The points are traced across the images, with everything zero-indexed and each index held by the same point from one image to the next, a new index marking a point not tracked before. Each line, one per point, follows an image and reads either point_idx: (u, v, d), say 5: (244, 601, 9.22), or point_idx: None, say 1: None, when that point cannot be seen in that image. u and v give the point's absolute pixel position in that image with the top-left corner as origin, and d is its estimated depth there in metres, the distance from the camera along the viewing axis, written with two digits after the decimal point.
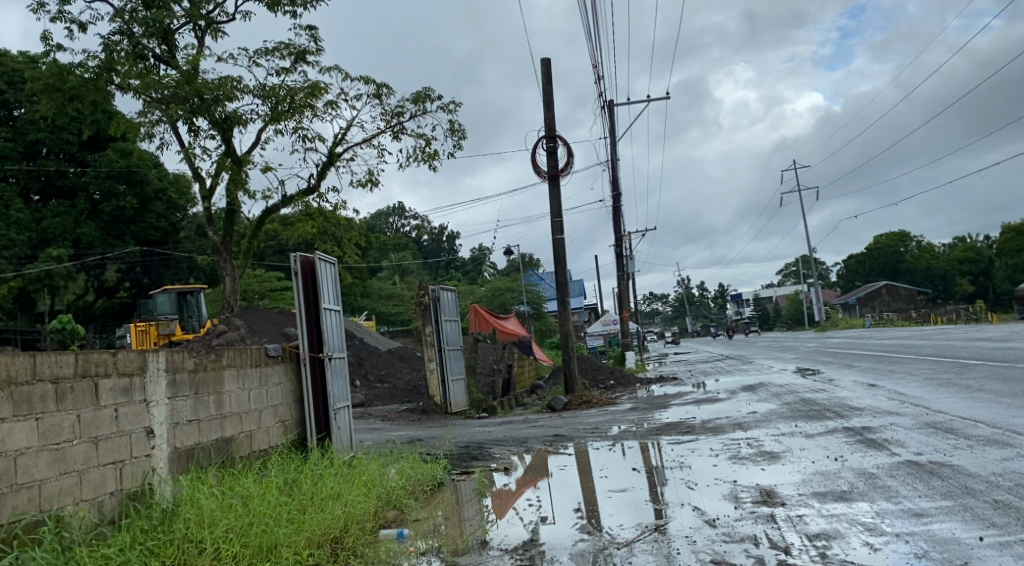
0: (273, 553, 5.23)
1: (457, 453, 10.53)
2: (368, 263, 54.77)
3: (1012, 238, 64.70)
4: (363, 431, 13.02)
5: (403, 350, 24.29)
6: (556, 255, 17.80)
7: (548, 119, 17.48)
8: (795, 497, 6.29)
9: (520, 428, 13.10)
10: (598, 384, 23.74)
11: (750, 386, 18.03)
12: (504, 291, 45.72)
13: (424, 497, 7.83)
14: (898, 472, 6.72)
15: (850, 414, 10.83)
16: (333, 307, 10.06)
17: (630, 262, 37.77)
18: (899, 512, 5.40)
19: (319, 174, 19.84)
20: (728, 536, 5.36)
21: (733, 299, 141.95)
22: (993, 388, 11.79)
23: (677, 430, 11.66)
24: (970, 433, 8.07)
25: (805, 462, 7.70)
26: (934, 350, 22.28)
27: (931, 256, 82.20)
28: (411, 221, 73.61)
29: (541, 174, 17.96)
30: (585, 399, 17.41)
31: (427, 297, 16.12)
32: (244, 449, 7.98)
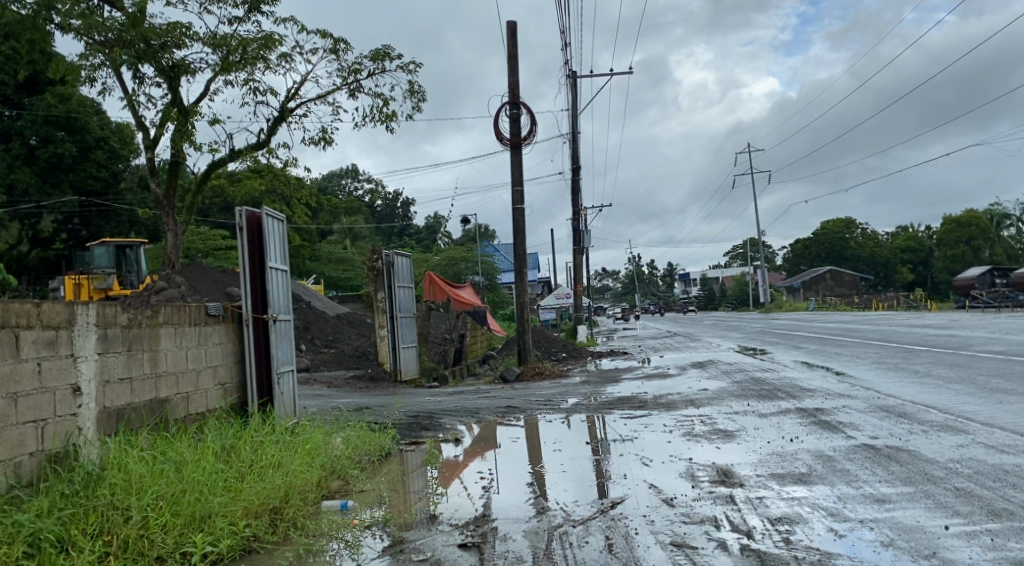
0: (207, 524, 4.87)
1: (406, 422, 10.19)
2: (318, 225, 53.62)
3: (951, 230, 66.63)
4: (306, 397, 12.57)
5: (352, 315, 23.72)
6: (515, 225, 17.46)
7: (512, 85, 17.02)
8: (754, 478, 6.12)
9: (471, 399, 12.83)
10: (549, 356, 23.66)
11: (701, 363, 18.08)
12: (458, 261, 45.14)
13: (370, 467, 7.52)
14: (855, 455, 6.62)
15: (801, 395, 10.82)
16: (280, 267, 9.60)
17: (586, 236, 37.69)
18: (860, 497, 5.27)
19: (270, 129, 19.15)
20: (686, 517, 5.16)
21: (682, 279, 143.61)
22: (939, 374, 11.91)
23: (629, 404, 11.53)
24: (923, 419, 8.06)
25: (760, 442, 7.59)
26: (878, 335, 22.78)
27: (875, 244, 84.23)
28: (364, 185, 72.34)
29: (503, 141, 17.54)
30: (537, 370, 17.23)
31: (380, 262, 15.60)
32: (179, 411, 7.53)
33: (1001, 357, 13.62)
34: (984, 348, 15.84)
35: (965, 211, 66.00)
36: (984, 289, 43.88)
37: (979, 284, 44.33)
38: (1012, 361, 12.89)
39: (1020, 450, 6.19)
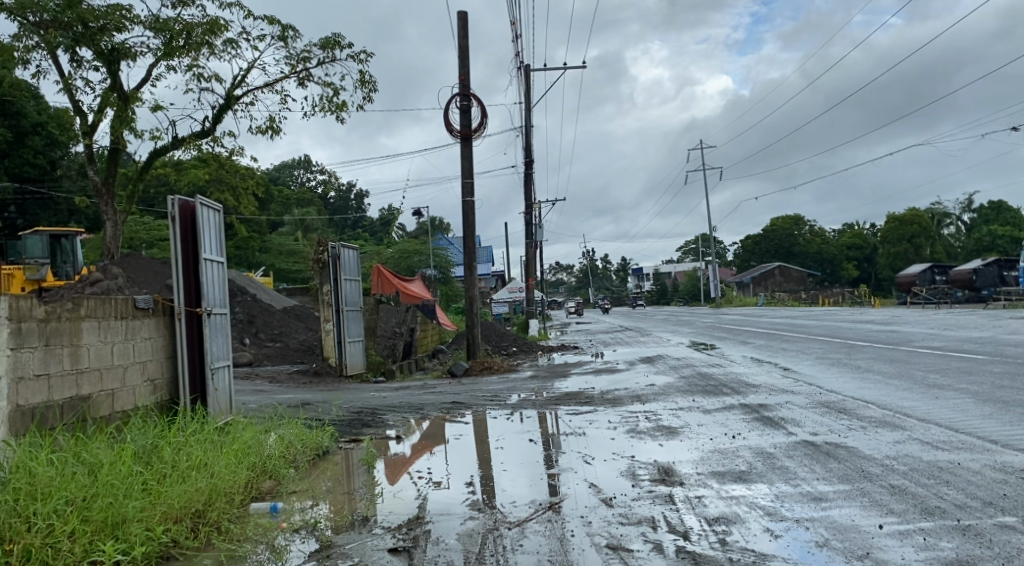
0: (121, 529, 4.61)
1: (347, 419, 9.95)
2: (268, 216, 52.69)
3: (894, 228, 68.38)
4: (246, 393, 12.22)
5: (299, 308, 23.24)
6: (465, 218, 17.26)
7: (462, 76, 16.79)
8: (694, 476, 6.06)
9: (417, 395, 12.61)
10: (500, 350, 23.55)
11: (649, 357, 18.16)
12: (411, 254, 44.65)
13: (306, 467, 7.27)
14: (795, 452, 6.61)
15: (745, 391, 10.87)
16: (216, 258, 9.29)
17: (539, 231, 37.70)
18: (798, 496, 5.23)
19: (215, 117, 18.62)
20: (624, 518, 5.07)
21: (636, 273, 144.76)
22: (879, 370, 12.08)
23: (576, 399, 11.47)
24: (862, 414, 8.13)
25: (703, 439, 7.55)
26: (823, 330, 23.17)
27: (822, 241, 86.04)
28: (316, 176, 71.33)
29: (454, 133, 17.31)
30: (486, 365, 17.08)
31: (325, 254, 15.28)
32: (102, 409, 7.19)
33: (939, 353, 13.91)
34: (922, 344, 16.19)
35: (908, 209, 67.85)
36: (925, 286, 45.15)
37: (920, 281, 45.54)
38: (948, 356, 13.18)
39: (954, 446, 6.25)
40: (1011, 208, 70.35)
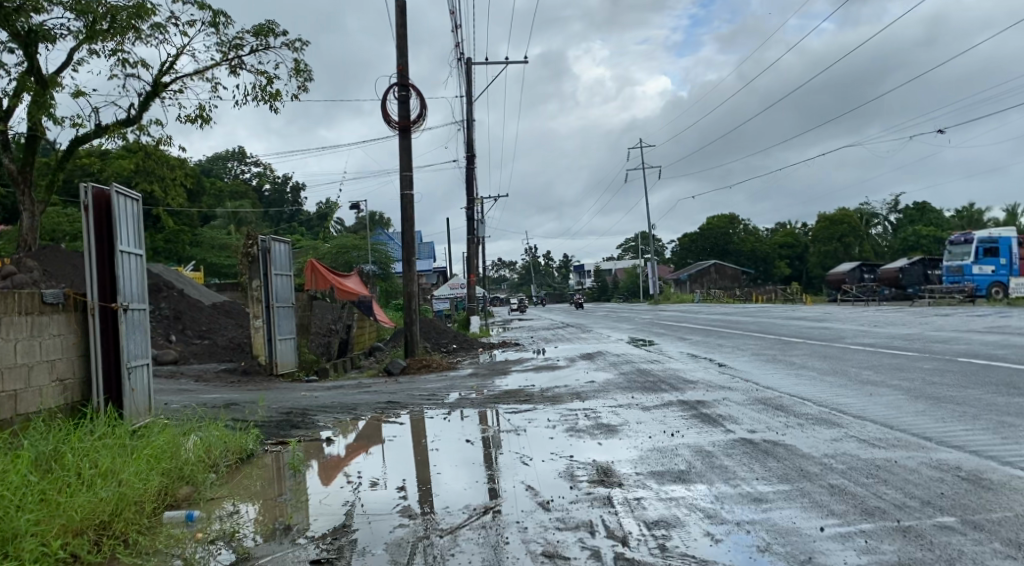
0: (12, 545, 4.21)
1: (276, 420, 9.51)
2: (199, 209, 51.10)
3: (824, 227, 70.35)
4: (167, 393, 11.64)
5: (229, 304, 22.44)
6: (403, 212, 16.88)
7: (400, 66, 16.39)
8: (633, 476, 5.89)
9: (350, 394, 12.21)
10: (440, 347, 23.19)
11: (589, 354, 18.10)
12: (349, 249, 43.67)
13: (227, 472, 6.86)
14: (734, 451, 6.51)
15: (683, 387, 10.82)
16: (135, 251, 8.77)
17: (480, 227, 37.49)
18: (738, 497, 5.11)
19: (141, 104, 17.77)
20: (562, 523, 4.86)
21: (575, 270, 145.60)
22: (814, 366, 12.19)
23: (514, 397, 11.25)
24: (800, 411, 8.11)
25: (642, 437, 7.42)
26: (758, 327, 23.53)
27: (755, 239, 87.96)
28: (251, 168, 69.53)
29: (391, 123, 16.91)
30: (424, 363, 16.73)
31: (254, 248, 14.70)
32: (5, 412, 6.68)
33: (870, 350, 14.16)
34: (855, 340, 16.50)
35: (838, 210, 69.81)
36: (854, 284, 46.40)
37: (849, 279, 46.88)
38: (880, 353, 13.40)
39: (889, 444, 6.23)
40: (934, 209, 73.06)
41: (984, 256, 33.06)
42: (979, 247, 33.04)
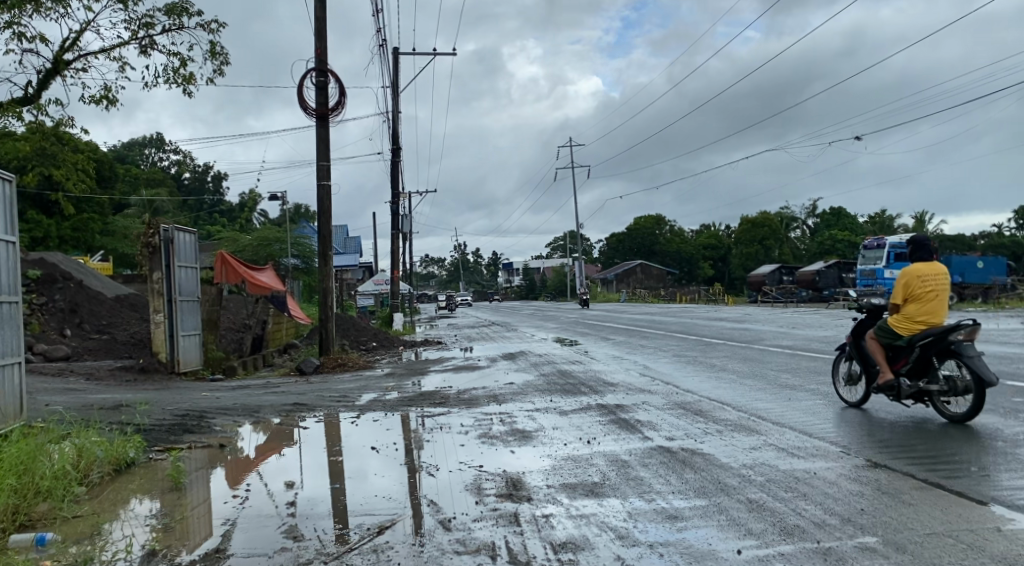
0: None
1: (168, 425, 8.79)
2: (111, 196, 48.70)
3: (746, 230, 72.14)
4: (51, 392, 10.73)
5: (134, 297, 21.17)
6: (320, 205, 16.15)
7: (319, 50, 15.66)
8: (543, 490, 5.49)
9: (255, 395, 11.52)
10: (359, 344, 22.47)
11: (512, 354, 17.72)
12: (271, 241, 42.18)
13: (99, 486, 6.21)
14: (651, 461, 6.19)
15: (604, 390, 10.55)
16: (4, 237, 7.89)
17: (406, 221, 36.82)
18: (652, 513, 4.78)
19: (40, 82, 16.46)
20: (461, 545, 4.42)
21: (505, 268, 145.90)
22: (733, 369, 12.07)
23: (429, 399, 10.78)
24: (718, 417, 7.90)
25: (557, 445, 7.04)
26: (681, 327, 23.64)
27: (681, 240, 89.57)
28: (170, 155, 66.94)
29: (309, 112, 16.15)
30: (339, 362, 16.08)
31: (156, 238, 13.74)
32: None
33: (789, 352, 14.20)
34: (774, 342, 16.59)
35: (759, 213, 71.64)
36: (772, 286, 47.33)
37: (769, 280, 48.00)
38: (798, 356, 13.42)
39: (808, 453, 6.01)
40: (850, 214, 75.70)
41: (894, 260, 34.15)
42: (890, 251, 34.12)
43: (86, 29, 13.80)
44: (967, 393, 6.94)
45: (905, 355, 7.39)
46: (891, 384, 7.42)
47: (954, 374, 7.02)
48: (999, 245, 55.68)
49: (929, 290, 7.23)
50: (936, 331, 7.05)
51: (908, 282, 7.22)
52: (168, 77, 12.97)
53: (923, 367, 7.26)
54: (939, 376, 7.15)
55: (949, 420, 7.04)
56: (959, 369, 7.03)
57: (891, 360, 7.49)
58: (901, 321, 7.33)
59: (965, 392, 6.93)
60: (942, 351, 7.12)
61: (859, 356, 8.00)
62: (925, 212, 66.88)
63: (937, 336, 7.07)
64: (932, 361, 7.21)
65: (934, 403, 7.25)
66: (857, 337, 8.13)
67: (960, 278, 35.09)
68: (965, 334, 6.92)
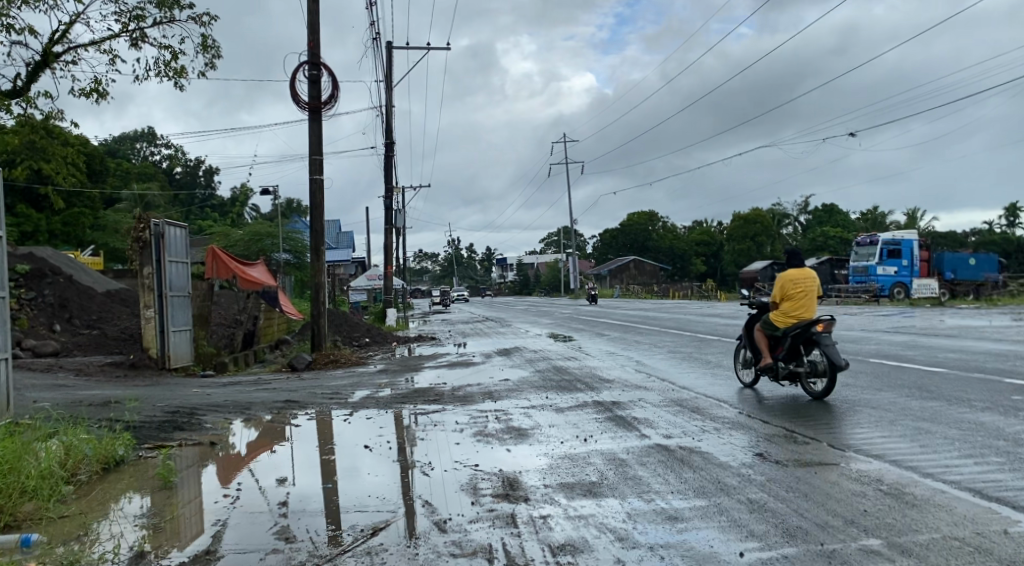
0: None
1: (157, 422, 8.65)
2: (102, 191, 48.37)
3: (738, 226, 72.27)
4: (39, 388, 10.58)
5: (125, 292, 20.97)
6: (312, 199, 16.01)
7: (312, 43, 15.50)
8: (540, 490, 5.39)
9: (246, 391, 11.40)
10: (352, 340, 22.35)
11: (505, 350, 17.63)
12: (263, 236, 41.93)
13: (86, 485, 6.09)
14: (649, 459, 6.11)
15: (599, 386, 10.47)
16: None
17: (399, 216, 36.67)
18: (652, 514, 4.69)
19: (29, 75, 16.26)
20: (456, 547, 4.32)
21: (498, 263, 145.86)
22: (728, 366, 12.00)
23: (423, 396, 10.67)
24: (715, 415, 7.83)
25: (553, 443, 6.95)
26: (674, 323, 23.59)
27: (674, 237, 89.64)
28: (162, 149, 66.58)
29: (301, 105, 15.99)
30: (331, 358, 15.96)
31: (146, 232, 13.58)
32: None
33: None
34: None
35: (751, 209, 71.73)
36: (765, 283, 47.34)
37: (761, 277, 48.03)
38: None
39: (807, 453, 5.94)
40: (842, 211, 75.86)
41: (887, 257, 34.17)
42: (883, 248, 34.11)
43: (76, 21, 13.63)
44: (825, 376, 8.38)
45: (782, 343, 8.86)
46: (769, 367, 8.85)
47: (815, 359, 8.48)
48: (990, 243, 55.88)
49: (799, 290, 8.73)
50: (802, 324, 8.51)
51: (782, 283, 8.72)
52: (160, 70, 12.77)
53: (793, 353, 8.73)
54: (806, 361, 8.60)
55: (811, 397, 8.47)
56: (820, 355, 8.47)
57: (769, 347, 8.96)
58: (779, 315, 8.81)
59: (824, 374, 8.39)
60: (808, 340, 8.57)
61: (750, 344, 9.44)
62: (917, 208, 67.06)
63: (803, 327, 8.54)
64: (800, 349, 8.68)
65: (802, 383, 8.70)
66: (749, 327, 9.58)
67: (952, 276, 35.13)
68: (825, 325, 8.41)
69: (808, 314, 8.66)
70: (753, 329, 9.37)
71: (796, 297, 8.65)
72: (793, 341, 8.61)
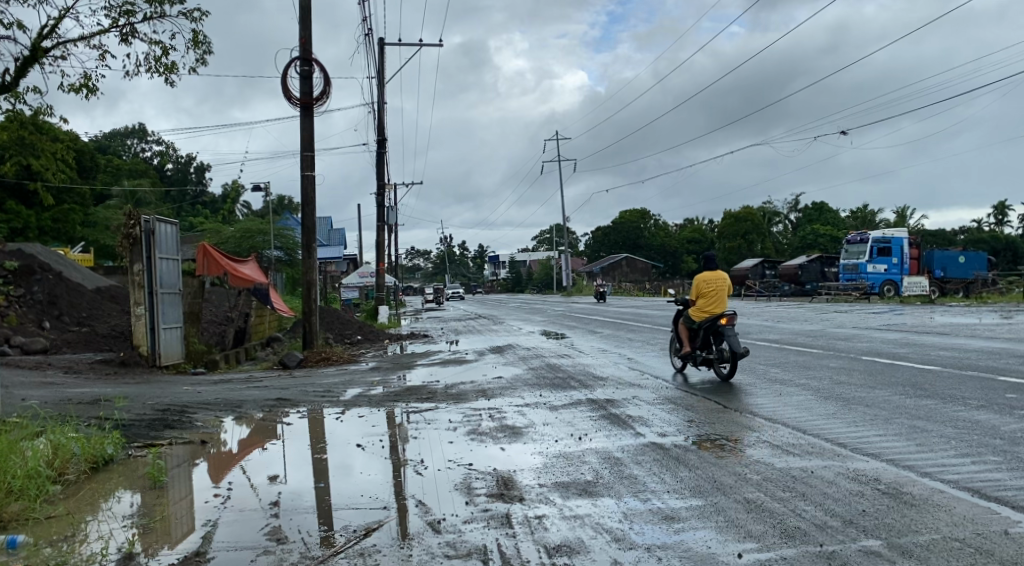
0: None
1: (147, 420, 8.56)
2: (92, 187, 48.06)
3: (730, 224, 72.45)
4: (27, 386, 10.46)
5: (115, 289, 20.80)
6: (304, 195, 15.90)
7: (304, 38, 15.39)
8: (535, 489, 5.33)
9: (238, 389, 11.31)
10: (343, 338, 22.25)
11: (498, 347, 17.59)
12: (254, 233, 41.73)
13: (74, 485, 6.00)
14: (644, 458, 6.06)
15: (593, 384, 10.42)
16: None
17: (391, 213, 36.55)
18: (648, 514, 4.64)
19: (18, 70, 16.11)
20: (450, 548, 4.27)
21: (490, 261, 145.82)
22: None
23: (416, 394, 10.61)
24: (710, 413, 7.79)
25: (548, 442, 6.89)
26: (667, 320, 23.59)
27: (665, 234, 89.77)
28: (152, 146, 66.24)
29: (293, 101, 15.87)
30: (323, 356, 15.86)
31: (136, 228, 13.44)
32: None
33: (776, 346, 14.14)
34: (760, 336, 16.55)
35: (742, 207, 71.89)
36: (756, 280, 47.44)
37: (752, 274, 48.12)
38: (786, 350, 13.38)
39: (803, 451, 5.90)
40: (833, 209, 76.10)
41: (878, 255, 34.27)
42: (874, 246, 34.19)
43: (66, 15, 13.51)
44: (729, 362, 10.06)
45: (697, 334, 10.53)
46: (687, 355, 10.52)
47: (721, 348, 10.13)
48: (979, 241, 56.11)
49: (711, 290, 10.37)
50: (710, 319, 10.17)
51: (696, 285, 10.37)
52: (150, 65, 12.62)
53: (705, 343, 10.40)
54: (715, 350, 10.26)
55: (720, 380, 10.13)
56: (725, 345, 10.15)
57: (688, 339, 10.62)
58: (694, 310, 10.45)
59: (728, 360, 10.05)
60: (716, 332, 10.25)
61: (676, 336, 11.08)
62: (907, 207, 67.31)
63: (712, 322, 10.20)
64: (711, 340, 10.34)
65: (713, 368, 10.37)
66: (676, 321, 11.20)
67: (941, 273, 35.25)
68: (728, 320, 10.07)
69: (717, 310, 10.29)
70: (679, 322, 11.02)
71: (707, 296, 10.25)
72: (703, 333, 10.29)
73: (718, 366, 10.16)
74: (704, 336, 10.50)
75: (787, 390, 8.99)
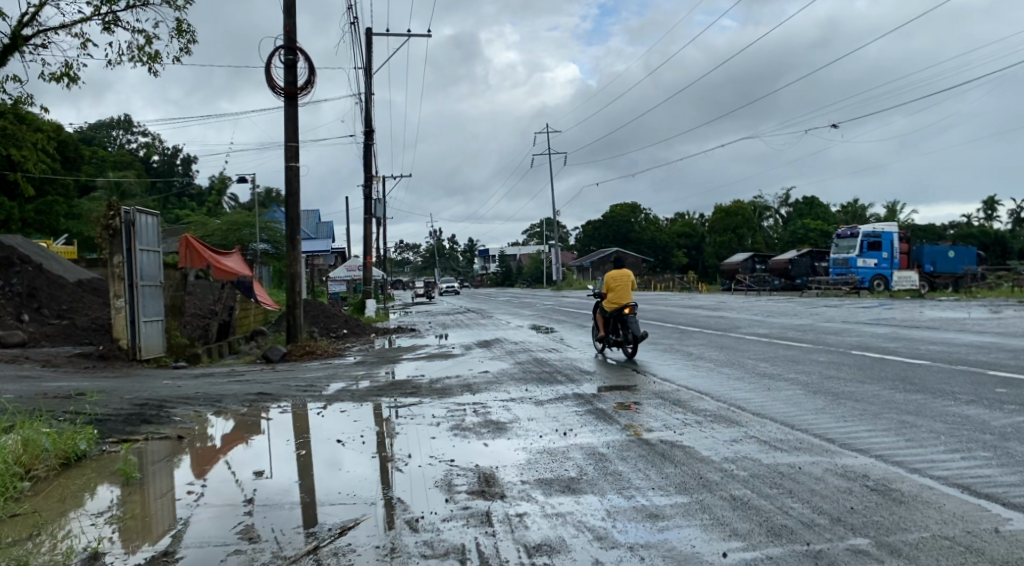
0: None
1: (125, 415, 8.38)
2: (78, 178, 47.58)
3: (719, 218, 72.46)
4: (4, 379, 10.26)
5: (97, 281, 20.54)
6: (288, 187, 15.69)
7: (288, 27, 15.15)
8: (517, 486, 5.21)
9: (219, 383, 11.14)
10: (329, 331, 22.06)
11: (486, 341, 17.45)
12: (241, 226, 41.39)
13: (44, 482, 5.84)
14: (629, 454, 5.95)
15: (580, 379, 10.31)
16: None
17: (380, 206, 36.31)
18: (631, 512, 4.53)
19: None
20: (428, 547, 4.14)
21: (480, 254, 145.56)
22: (708, 357, 11.90)
23: (400, 388, 10.48)
24: (697, 407, 7.69)
25: (532, 438, 6.77)
26: (656, 314, 23.48)
27: (655, 228, 89.73)
28: (139, 137, 65.68)
29: (277, 91, 15.66)
30: (307, 350, 15.68)
31: (116, 219, 13.20)
32: None
33: (765, 340, 14.07)
34: (750, 331, 16.47)
35: (732, 201, 71.84)
36: (745, 274, 47.41)
37: (742, 268, 48.09)
38: (774, 344, 13.32)
39: (792, 447, 5.80)
40: (822, 204, 76.15)
41: (867, 249, 34.34)
42: (863, 241, 34.24)
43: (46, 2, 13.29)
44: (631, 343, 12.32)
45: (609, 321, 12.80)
46: (601, 339, 12.81)
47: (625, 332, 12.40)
48: (967, 236, 56.24)
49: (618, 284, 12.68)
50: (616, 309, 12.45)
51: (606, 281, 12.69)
52: (132, 53, 12.34)
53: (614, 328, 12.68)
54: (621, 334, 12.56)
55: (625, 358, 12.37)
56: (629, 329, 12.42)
57: (602, 325, 12.93)
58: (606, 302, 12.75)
59: (631, 342, 12.29)
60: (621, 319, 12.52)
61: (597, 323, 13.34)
62: (896, 202, 67.41)
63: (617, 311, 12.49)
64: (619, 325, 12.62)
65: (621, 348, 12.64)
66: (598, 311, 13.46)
67: (930, 268, 35.35)
68: (630, 309, 12.36)
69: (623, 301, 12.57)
70: (598, 313, 13.34)
71: (615, 289, 12.58)
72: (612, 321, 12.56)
73: (624, 347, 12.43)
74: (614, 323, 12.81)
75: (776, 384, 8.90)
